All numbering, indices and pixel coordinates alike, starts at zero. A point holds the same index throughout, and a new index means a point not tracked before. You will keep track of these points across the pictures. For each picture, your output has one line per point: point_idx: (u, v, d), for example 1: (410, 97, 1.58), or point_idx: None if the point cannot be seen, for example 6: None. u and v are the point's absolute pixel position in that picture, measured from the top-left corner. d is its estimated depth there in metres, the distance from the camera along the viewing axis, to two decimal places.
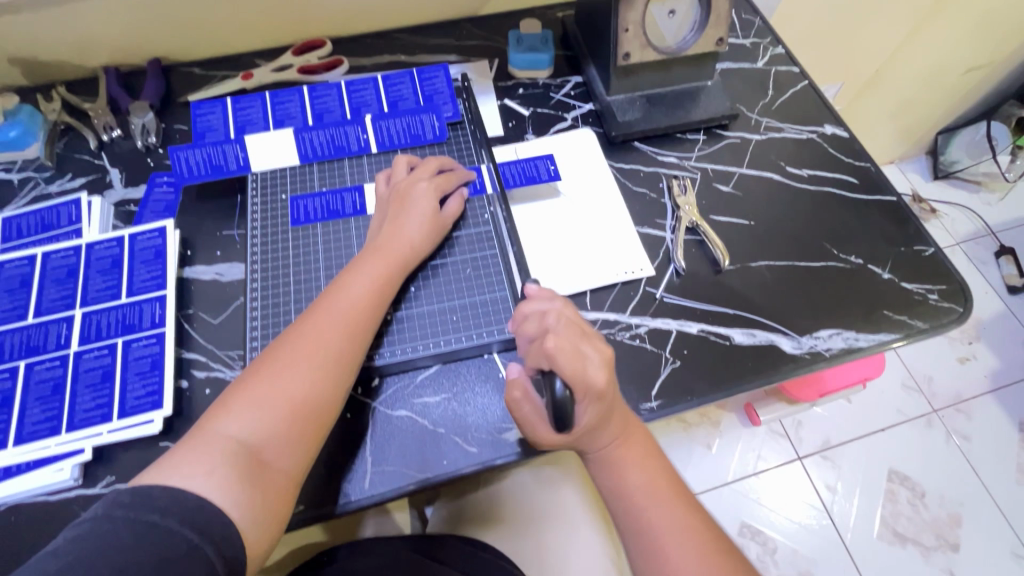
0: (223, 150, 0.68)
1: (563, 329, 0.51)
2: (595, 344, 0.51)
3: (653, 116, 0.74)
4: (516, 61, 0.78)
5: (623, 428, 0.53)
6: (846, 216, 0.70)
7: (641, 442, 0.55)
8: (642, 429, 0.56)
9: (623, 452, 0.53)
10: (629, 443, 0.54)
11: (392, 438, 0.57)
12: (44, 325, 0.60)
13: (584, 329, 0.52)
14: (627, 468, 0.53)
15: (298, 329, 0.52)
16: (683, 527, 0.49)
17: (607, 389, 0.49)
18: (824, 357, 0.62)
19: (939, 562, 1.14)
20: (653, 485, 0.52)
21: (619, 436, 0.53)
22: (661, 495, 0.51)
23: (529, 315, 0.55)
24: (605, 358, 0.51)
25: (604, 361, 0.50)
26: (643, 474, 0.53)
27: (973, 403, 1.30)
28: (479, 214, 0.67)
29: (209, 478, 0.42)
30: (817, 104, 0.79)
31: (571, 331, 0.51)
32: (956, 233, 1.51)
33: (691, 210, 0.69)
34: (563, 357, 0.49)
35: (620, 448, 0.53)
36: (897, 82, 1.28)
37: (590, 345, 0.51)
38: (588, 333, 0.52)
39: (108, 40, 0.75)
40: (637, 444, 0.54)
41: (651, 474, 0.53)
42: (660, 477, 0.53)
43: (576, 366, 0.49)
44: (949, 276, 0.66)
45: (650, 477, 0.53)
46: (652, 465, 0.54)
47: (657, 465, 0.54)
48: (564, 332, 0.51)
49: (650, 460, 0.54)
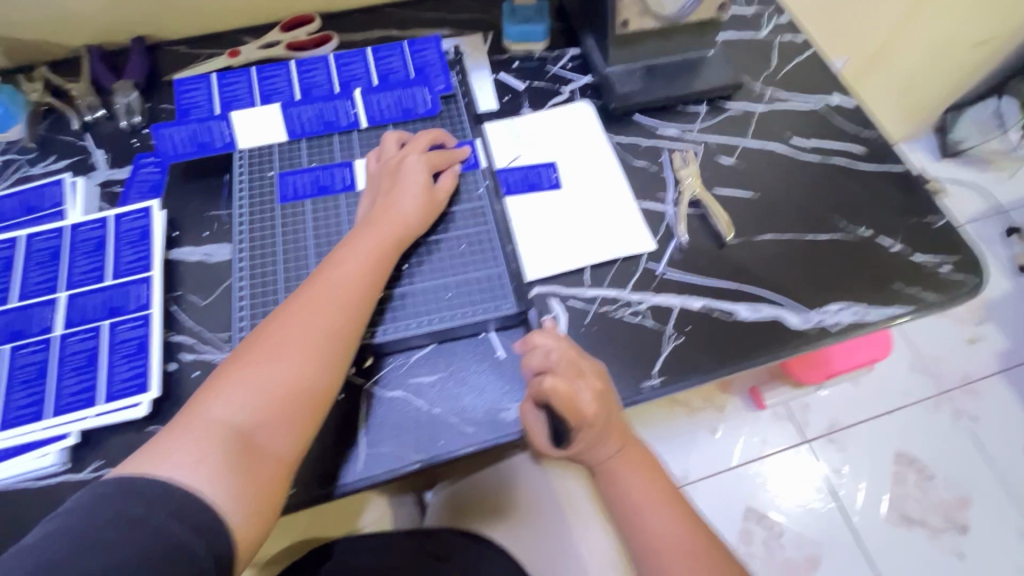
0: (209, 126, 0.66)
1: (563, 368, 0.51)
2: (588, 379, 0.51)
3: (653, 87, 0.72)
4: (510, 33, 0.76)
5: (624, 441, 0.52)
6: (855, 188, 0.68)
7: (640, 451, 0.53)
8: (642, 440, 0.54)
9: (623, 463, 0.52)
10: (628, 453, 0.53)
11: (387, 420, 0.55)
12: (27, 309, 0.58)
13: (579, 362, 0.52)
14: (627, 477, 0.52)
15: (289, 310, 0.50)
16: (681, 536, 0.48)
17: (597, 420, 0.50)
18: (833, 332, 0.60)
19: (948, 544, 1.12)
20: (651, 492, 0.51)
21: (619, 450, 0.52)
22: (659, 501, 0.50)
23: (535, 344, 0.53)
24: (598, 392, 0.51)
25: (597, 395, 0.51)
26: (642, 482, 0.51)
27: (982, 384, 1.27)
28: (473, 188, 0.65)
29: (199, 467, 0.40)
30: (823, 73, 0.76)
31: (566, 367, 0.51)
32: (964, 212, 1.48)
33: (694, 183, 0.67)
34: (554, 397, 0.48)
35: (620, 459, 0.52)
36: (904, 58, 1.24)
37: (583, 381, 0.51)
38: (584, 368, 0.52)
39: (89, 18, 0.73)
40: (636, 454, 0.53)
41: (650, 482, 0.51)
42: (660, 484, 0.52)
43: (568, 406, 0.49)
44: (961, 247, 0.64)
45: (650, 484, 0.51)
46: (652, 473, 0.52)
47: (656, 473, 0.52)
48: (558, 371, 0.51)
49: (649, 468, 0.52)
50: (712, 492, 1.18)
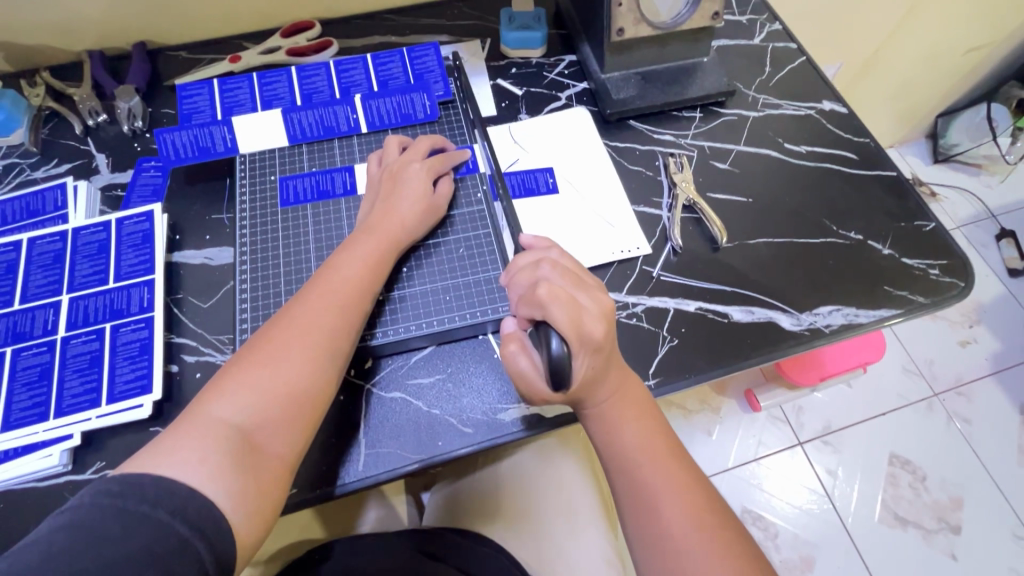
0: (211, 132, 0.67)
1: (563, 278, 0.50)
2: (590, 291, 0.50)
3: (648, 93, 0.73)
4: (508, 40, 0.77)
5: (620, 385, 0.52)
6: (847, 193, 0.69)
7: (638, 400, 0.53)
8: (642, 390, 0.54)
9: (620, 409, 0.52)
10: (626, 401, 0.52)
11: (386, 420, 0.56)
12: (30, 311, 0.58)
13: (581, 278, 0.52)
14: (625, 427, 0.51)
15: (290, 311, 0.51)
16: (678, 488, 0.48)
17: (599, 339, 0.48)
18: (824, 333, 0.61)
19: (941, 545, 1.13)
20: (650, 444, 0.51)
21: (616, 391, 0.52)
22: (658, 454, 0.50)
23: (522, 265, 0.53)
24: (603, 309, 0.50)
25: (601, 311, 0.49)
26: (639, 433, 0.51)
27: (974, 386, 1.29)
28: (471, 193, 0.66)
29: (201, 466, 0.41)
30: (816, 80, 0.78)
31: (566, 281, 0.50)
32: (957, 216, 1.49)
33: (688, 188, 0.68)
34: (557, 306, 0.47)
35: (616, 405, 0.52)
36: (897, 64, 1.26)
37: (584, 294, 0.50)
38: (584, 282, 0.51)
39: (92, 24, 0.73)
40: (634, 402, 0.53)
41: (648, 434, 0.51)
42: (658, 436, 0.52)
43: (572, 317, 0.47)
44: (950, 251, 0.65)
45: (647, 436, 0.51)
46: (649, 424, 0.52)
47: (655, 423, 0.52)
48: (558, 279, 0.50)
49: (647, 420, 0.52)
50: None
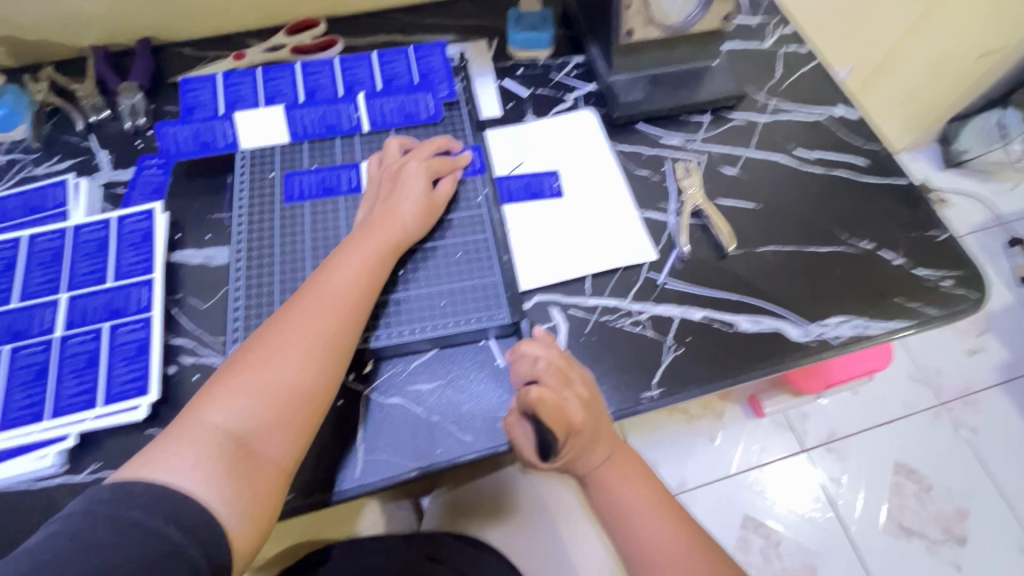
0: (212, 127, 0.67)
1: (551, 378, 0.49)
2: (575, 388, 0.50)
3: (656, 97, 0.72)
4: (515, 40, 0.76)
5: (612, 448, 0.52)
6: (858, 201, 0.68)
7: (628, 456, 0.53)
8: (629, 448, 0.53)
9: (613, 469, 0.51)
10: (617, 460, 0.52)
11: (386, 426, 0.55)
12: (28, 309, 0.58)
13: (568, 372, 0.51)
14: (617, 485, 0.51)
15: (287, 316, 0.50)
16: (678, 541, 0.48)
17: (586, 425, 0.48)
18: (833, 345, 0.59)
19: (946, 556, 1.12)
20: (643, 498, 0.50)
21: (610, 455, 0.52)
22: (652, 508, 0.50)
23: (525, 353, 0.52)
24: (585, 402, 0.50)
25: (584, 404, 0.49)
26: (633, 489, 0.51)
27: (982, 396, 1.27)
28: (472, 197, 0.65)
29: (194, 472, 0.40)
30: (828, 85, 0.76)
31: (554, 378, 0.49)
32: (967, 223, 1.48)
33: (696, 193, 0.67)
34: (544, 408, 0.46)
35: (610, 467, 0.51)
36: (909, 67, 1.24)
37: (569, 390, 0.49)
38: (571, 377, 0.50)
39: (96, 20, 0.73)
40: (626, 460, 0.52)
41: (640, 488, 0.51)
42: (650, 491, 0.51)
43: (557, 415, 0.47)
44: (964, 263, 0.64)
45: (641, 492, 0.51)
46: (642, 481, 0.52)
47: (646, 479, 0.52)
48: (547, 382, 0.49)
49: (637, 475, 0.52)
50: (710, 499, 1.18)
